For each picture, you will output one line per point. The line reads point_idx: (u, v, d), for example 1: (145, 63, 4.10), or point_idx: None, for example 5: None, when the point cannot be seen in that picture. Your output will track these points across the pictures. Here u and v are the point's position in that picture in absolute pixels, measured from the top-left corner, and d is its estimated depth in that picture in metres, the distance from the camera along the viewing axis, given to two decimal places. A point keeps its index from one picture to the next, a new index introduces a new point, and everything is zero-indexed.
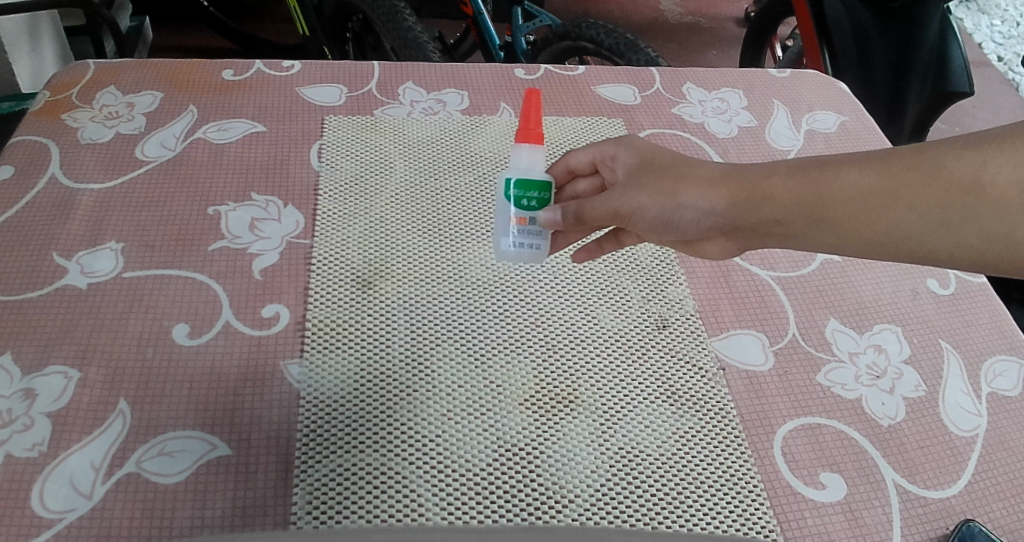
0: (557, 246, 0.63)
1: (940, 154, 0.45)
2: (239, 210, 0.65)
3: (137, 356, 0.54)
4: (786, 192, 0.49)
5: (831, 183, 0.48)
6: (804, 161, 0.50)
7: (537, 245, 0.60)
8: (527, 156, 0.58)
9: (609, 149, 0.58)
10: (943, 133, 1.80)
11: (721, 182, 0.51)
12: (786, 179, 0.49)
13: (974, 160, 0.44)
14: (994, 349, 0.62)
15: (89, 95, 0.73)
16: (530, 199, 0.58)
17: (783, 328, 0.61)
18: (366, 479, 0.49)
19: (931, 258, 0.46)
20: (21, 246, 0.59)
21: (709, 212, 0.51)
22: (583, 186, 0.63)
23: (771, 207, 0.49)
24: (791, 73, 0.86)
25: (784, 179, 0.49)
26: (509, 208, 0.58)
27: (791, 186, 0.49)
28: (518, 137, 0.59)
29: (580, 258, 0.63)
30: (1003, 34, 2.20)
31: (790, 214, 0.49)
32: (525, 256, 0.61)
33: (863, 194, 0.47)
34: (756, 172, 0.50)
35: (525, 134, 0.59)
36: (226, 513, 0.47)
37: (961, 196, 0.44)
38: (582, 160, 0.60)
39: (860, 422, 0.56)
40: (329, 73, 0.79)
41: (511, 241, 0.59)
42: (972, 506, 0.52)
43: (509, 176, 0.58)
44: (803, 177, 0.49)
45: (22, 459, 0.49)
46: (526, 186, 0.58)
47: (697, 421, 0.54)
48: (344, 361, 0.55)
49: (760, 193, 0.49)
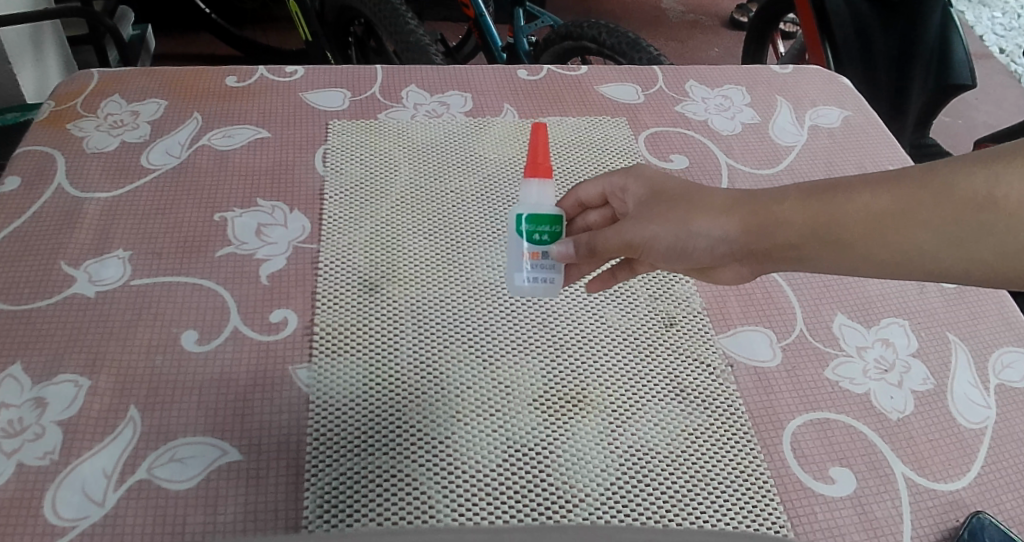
0: (570, 277, 0.62)
1: (951, 171, 0.45)
2: (245, 217, 0.65)
3: (147, 363, 0.54)
4: (797, 214, 0.49)
5: (844, 205, 0.47)
6: (814, 183, 0.50)
7: (552, 278, 0.60)
8: (537, 191, 0.59)
9: (618, 180, 0.57)
10: (945, 127, 1.80)
11: (733, 209, 0.50)
12: (797, 202, 0.49)
13: (985, 176, 0.44)
14: (1002, 341, 0.62)
15: (94, 104, 0.74)
16: (542, 233, 0.58)
17: (790, 324, 0.61)
18: (377, 482, 0.49)
19: (945, 275, 0.46)
20: (30, 256, 0.60)
21: (723, 239, 0.51)
22: (594, 217, 0.62)
23: (785, 230, 0.49)
24: (793, 69, 0.86)
25: (795, 203, 0.49)
26: (522, 243, 0.59)
27: (802, 210, 0.49)
28: (527, 172, 0.59)
29: (596, 287, 0.61)
30: (1003, 25, 2.19)
31: (804, 238, 0.49)
32: (540, 290, 0.60)
33: (876, 212, 0.46)
34: (768, 196, 0.50)
35: (534, 168, 0.59)
36: (238, 518, 0.48)
37: (974, 214, 0.44)
38: (591, 192, 0.60)
39: (869, 416, 0.56)
40: (333, 78, 0.79)
41: (526, 276, 0.59)
42: (982, 499, 0.52)
43: (520, 211, 0.58)
44: (815, 199, 0.48)
45: (34, 467, 0.49)
46: (538, 220, 0.58)
47: (707, 419, 0.54)
48: (353, 366, 0.55)
49: (773, 219, 0.49)
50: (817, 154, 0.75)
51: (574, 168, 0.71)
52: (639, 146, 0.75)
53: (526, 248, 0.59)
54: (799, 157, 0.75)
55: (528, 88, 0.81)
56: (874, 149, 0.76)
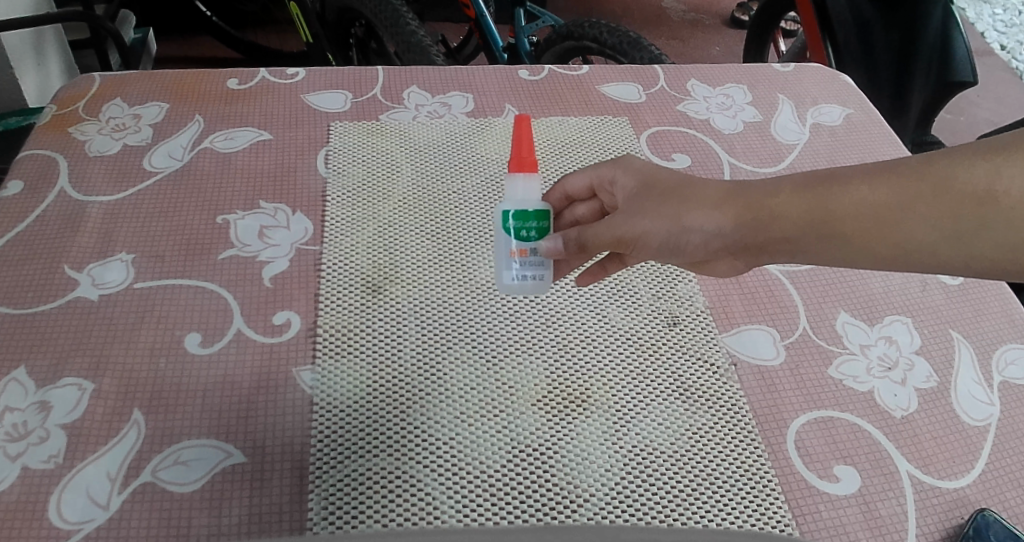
0: (560, 272, 0.62)
1: (951, 164, 0.45)
2: (248, 218, 0.65)
3: (151, 367, 0.54)
4: (793, 208, 0.48)
5: (842, 197, 0.47)
6: (810, 174, 0.49)
7: (541, 275, 0.59)
8: (522, 187, 0.58)
9: (607, 172, 0.57)
10: (948, 124, 1.80)
11: (727, 203, 0.50)
12: (793, 194, 0.49)
13: (985, 169, 0.44)
14: (1006, 338, 0.61)
15: (96, 108, 0.74)
16: (529, 229, 0.57)
17: (793, 322, 0.61)
18: (381, 483, 0.49)
19: (945, 266, 0.46)
20: (33, 260, 0.60)
21: (716, 233, 0.51)
22: (582, 211, 0.62)
23: (780, 225, 0.49)
24: (795, 67, 0.86)
25: (791, 195, 0.49)
26: (509, 240, 0.58)
27: (799, 203, 0.48)
28: (512, 167, 0.58)
29: (585, 282, 0.61)
30: (1005, 22, 2.19)
31: (800, 230, 0.49)
32: (530, 287, 0.59)
33: (874, 206, 0.46)
34: (764, 188, 0.50)
35: (518, 163, 0.58)
36: (242, 520, 0.48)
37: (974, 208, 0.44)
38: (579, 185, 0.60)
39: (873, 415, 0.56)
40: (334, 79, 0.79)
41: (514, 273, 0.58)
42: (987, 496, 0.52)
43: (506, 208, 0.57)
44: (813, 193, 0.48)
45: (39, 471, 0.49)
46: (525, 216, 0.57)
47: (712, 418, 0.54)
48: (357, 367, 0.55)
49: (769, 212, 0.49)
50: (818, 151, 0.75)
51: (574, 167, 0.71)
52: (640, 145, 0.74)
53: (513, 245, 0.58)
54: (801, 155, 0.75)
55: (529, 89, 0.81)
56: (877, 147, 0.76)
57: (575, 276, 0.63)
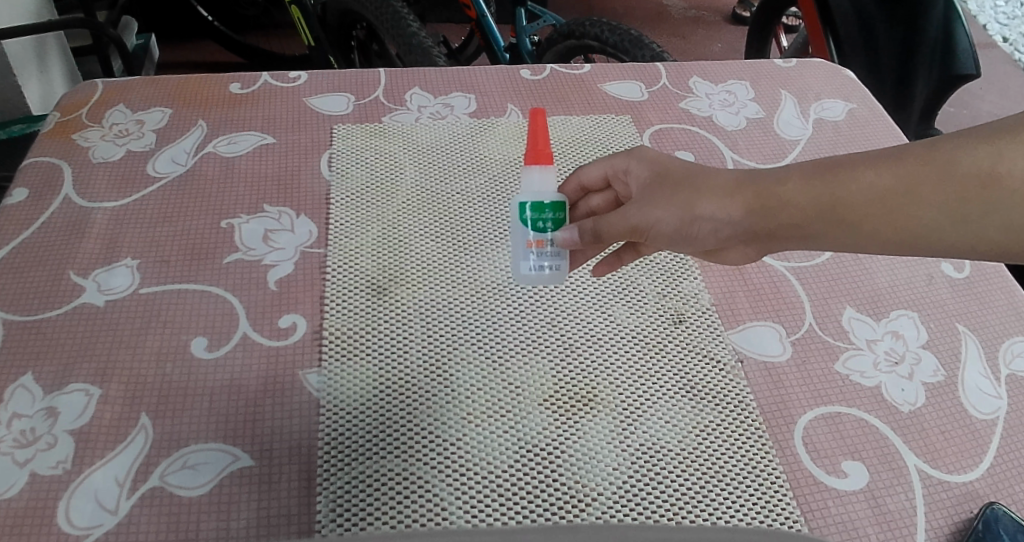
0: (576, 263, 0.62)
1: (953, 148, 0.45)
2: (251, 222, 0.65)
3: (158, 372, 0.54)
4: (801, 196, 0.48)
5: (849, 185, 0.47)
6: (818, 161, 0.49)
7: (558, 266, 0.59)
8: (538, 179, 0.58)
9: (621, 162, 0.58)
10: (952, 118, 1.79)
11: (737, 191, 0.50)
12: (801, 182, 0.49)
13: (988, 151, 0.43)
14: (1013, 331, 0.61)
15: (99, 114, 0.74)
16: (545, 220, 0.57)
17: (799, 318, 0.61)
18: (390, 484, 0.49)
19: (953, 250, 0.46)
20: (40, 267, 0.60)
21: (727, 221, 0.51)
22: (597, 201, 0.62)
23: (788, 212, 0.49)
24: (797, 62, 0.86)
25: (800, 183, 0.49)
26: (527, 231, 0.58)
27: (807, 190, 0.48)
28: (528, 159, 0.59)
29: (602, 270, 0.62)
30: (1009, 14, 2.18)
31: (808, 218, 0.49)
32: (547, 277, 0.60)
33: (879, 192, 0.46)
34: (771, 177, 0.50)
35: (535, 155, 0.59)
36: (251, 523, 0.48)
37: (979, 190, 0.43)
38: (593, 175, 0.60)
39: (881, 410, 0.56)
40: (337, 82, 0.80)
41: (532, 264, 0.58)
42: (996, 489, 0.52)
43: (523, 200, 0.58)
44: (820, 179, 0.48)
45: (48, 477, 0.49)
46: (541, 208, 0.57)
47: (718, 414, 0.54)
48: (363, 369, 0.55)
49: (777, 200, 0.49)
50: (822, 146, 0.75)
51: (579, 166, 0.71)
52: (644, 143, 0.74)
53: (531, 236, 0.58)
54: (804, 150, 0.75)
55: (530, 88, 0.81)
56: (880, 141, 0.76)
57: (591, 267, 0.63)
